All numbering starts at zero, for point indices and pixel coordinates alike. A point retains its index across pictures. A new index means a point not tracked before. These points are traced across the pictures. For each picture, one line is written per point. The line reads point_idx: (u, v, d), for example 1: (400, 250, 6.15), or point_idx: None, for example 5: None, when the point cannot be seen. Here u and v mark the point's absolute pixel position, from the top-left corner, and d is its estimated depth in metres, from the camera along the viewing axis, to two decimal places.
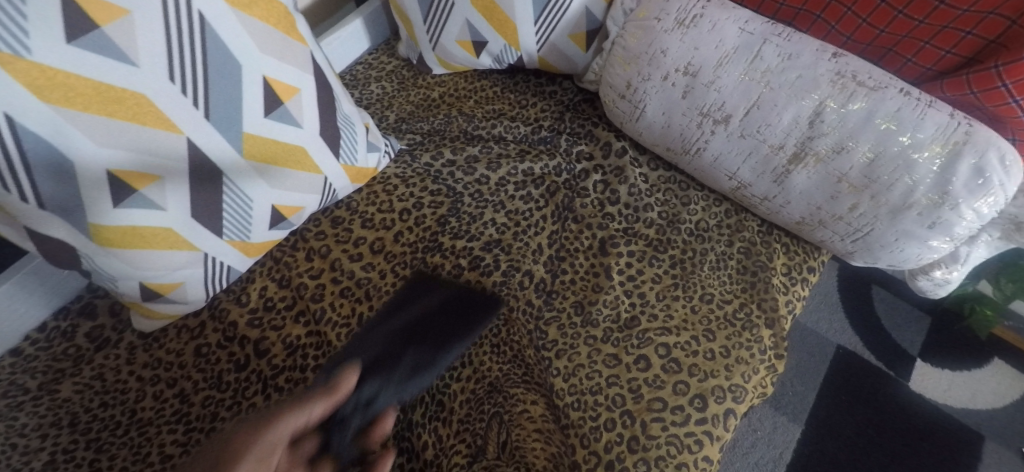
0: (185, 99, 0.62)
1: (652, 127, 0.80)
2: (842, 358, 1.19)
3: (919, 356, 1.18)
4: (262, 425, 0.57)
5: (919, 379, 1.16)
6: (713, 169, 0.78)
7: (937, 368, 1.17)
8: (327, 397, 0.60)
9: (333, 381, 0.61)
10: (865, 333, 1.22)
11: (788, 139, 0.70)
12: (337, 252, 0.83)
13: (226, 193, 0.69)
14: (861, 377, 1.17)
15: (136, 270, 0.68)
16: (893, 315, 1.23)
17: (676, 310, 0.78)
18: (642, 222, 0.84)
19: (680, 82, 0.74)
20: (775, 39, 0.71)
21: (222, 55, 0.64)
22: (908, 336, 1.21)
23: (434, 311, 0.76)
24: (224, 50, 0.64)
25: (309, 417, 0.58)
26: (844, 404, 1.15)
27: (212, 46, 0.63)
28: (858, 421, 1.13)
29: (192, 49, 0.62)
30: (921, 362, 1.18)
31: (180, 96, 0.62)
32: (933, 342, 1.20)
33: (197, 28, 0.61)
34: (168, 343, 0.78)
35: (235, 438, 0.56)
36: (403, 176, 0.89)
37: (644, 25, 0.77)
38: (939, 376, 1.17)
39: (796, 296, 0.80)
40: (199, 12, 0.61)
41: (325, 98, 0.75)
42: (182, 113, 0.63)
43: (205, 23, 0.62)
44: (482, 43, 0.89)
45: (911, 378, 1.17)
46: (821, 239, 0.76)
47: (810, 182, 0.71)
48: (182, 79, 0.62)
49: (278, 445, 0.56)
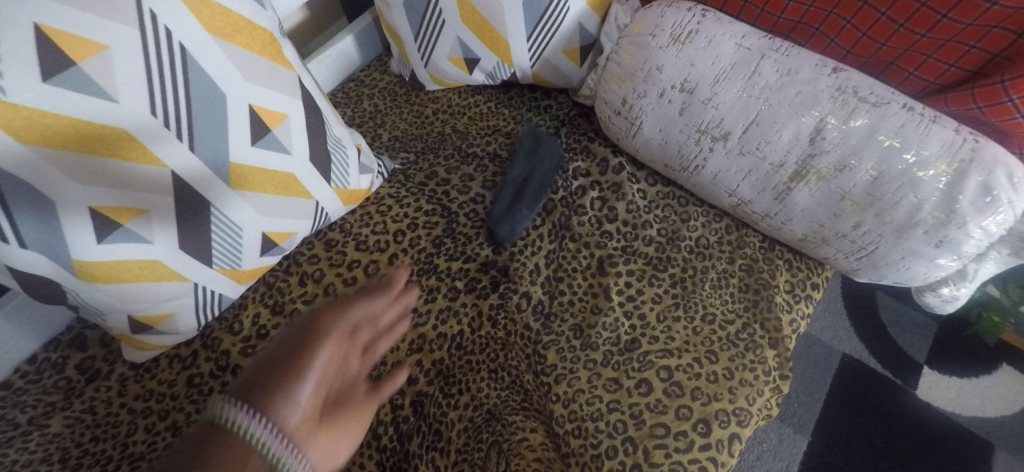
0: (168, 133, 0.61)
1: (649, 143, 0.78)
2: (847, 367, 1.17)
3: (926, 364, 1.16)
4: (339, 305, 0.56)
5: (926, 388, 1.14)
6: (713, 186, 0.76)
7: (944, 375, 1.15)
8: (392, 292, 0.62)
9: (391, 277, 0.62)
10: (870, 341, 1.20)
11: (788, 156, 0.68)
12: (331, 277, 0.81)
13: (215, 224, 0.68)
14: (867, 387, 1.15)
15: (124, 304, 0.67)
16: (898, 322, 1.21)
17: (677, 332, 0.76)
18: (641, 240, 0.82)
19: (677, 99, 0.73)
20: (773, 54, 0.69)
21: (205, 85, 0.62)
22: (914, 344, 1.19)
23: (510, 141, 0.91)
24: (207, 80, 0.62)
25: (378, 307, 0.60)
26: (851, 414, 1.13)
27: (194, 77, 0.61)
28: (865, 432, 1.11)
29: (174, 81, 0.60)
30: (928, 369, 1.16)
31: (162, 129, 0.61)
32: (940, 349, 1.18)
33: (178, 60, 0.60)
34: (159, 374, 0.77)
35: (317, 313, 0.55)
36: (396, 196, 0.87)
37: (638, 42, 0.75)
38: (947, 384, 1.15)
39: (800, 314, 0.79)
40: (179, 42, 0.60)
41: (313, 122, 0.74)
42: (166, 147, 0.61)
43: (186, 53, 0.61)
44: (474, 60, 0.87)
45: (919, 387, 1.15)
46: (826, 256, 0.74)
47: (813, 200, 0.69)
48: (164, 112, 0.60)
49: (353, 324, 0.56)
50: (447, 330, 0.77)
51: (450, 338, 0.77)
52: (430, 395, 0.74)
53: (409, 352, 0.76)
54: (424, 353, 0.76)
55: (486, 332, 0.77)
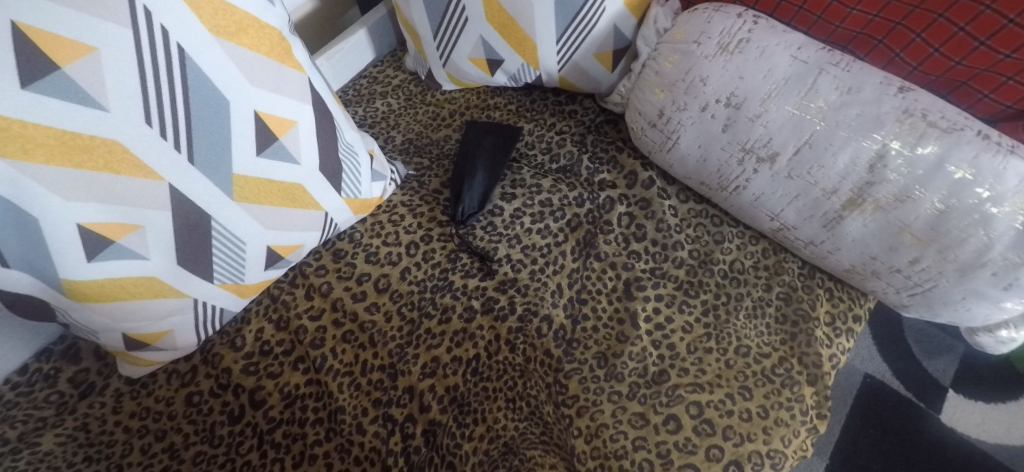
0: (165, 143, 0.56)
1: (685, 160, 0.72)
2: (869, 388, 1.12)
3: (953, 388, 1.10)
4: None
5: (951, 412, 1.08)
6: (754, 209, 0.71)
7: (970, 400, 1.09)
8: None
9: None
10: (895, 362, 1.14)
11: (843, 183, 0.63)
12: (339, 291, 0.76)
13: (215, 238, 0.63)
14: (890, 409, 1.09)
15: (118, 324, 0.62)
16: (925, 343, 1.15)
17: (709, 365, 0.71)
18: (671, 261, 0.77)
19: (721, 114, 0.67)
20: (833, 69, 0.62)
21: (207, 91, 0.57)
22: (941, 366, 1.12)
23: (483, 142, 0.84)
24: (208, 85, 0.57)
25: None
26: (872, 437, 1.07)
27: (193, 82, 0.56)
28: (888, 457, 1.05)
29: (171, 87, 0.55)
30: (954, 393, 1.10)
31: (158, 139, 0.55)
32: (967, 372, 1.11)
33: (176, 63, 0.55)
34: (157, 390, 0.73)
35: None
36: (410, 205, 0.82)
37: (681, 49, 0.69)
38: (973, 409, 1.08)
39: (840, 349, 0.73)
40: (177, 43, 0.54)
41: (325, 128, 0.68)
42: (161, 158, 0.56)
43: (184, 55, 0.55)
44: (498, 62, 0.81)
45: (944, 411, 1.08)
46: (872, 289, 0.69)
47: (866, 230, 0.63)
48: (160, 120, 0.55)
49: None
50: (462, 353, 0.72)
51: (466, 362, 0.72)
52: (444, 425, 0.69)
53: (421, 376, 0.71)
54: (437, 377, 0.71)
55: (504, 357, 0.72)
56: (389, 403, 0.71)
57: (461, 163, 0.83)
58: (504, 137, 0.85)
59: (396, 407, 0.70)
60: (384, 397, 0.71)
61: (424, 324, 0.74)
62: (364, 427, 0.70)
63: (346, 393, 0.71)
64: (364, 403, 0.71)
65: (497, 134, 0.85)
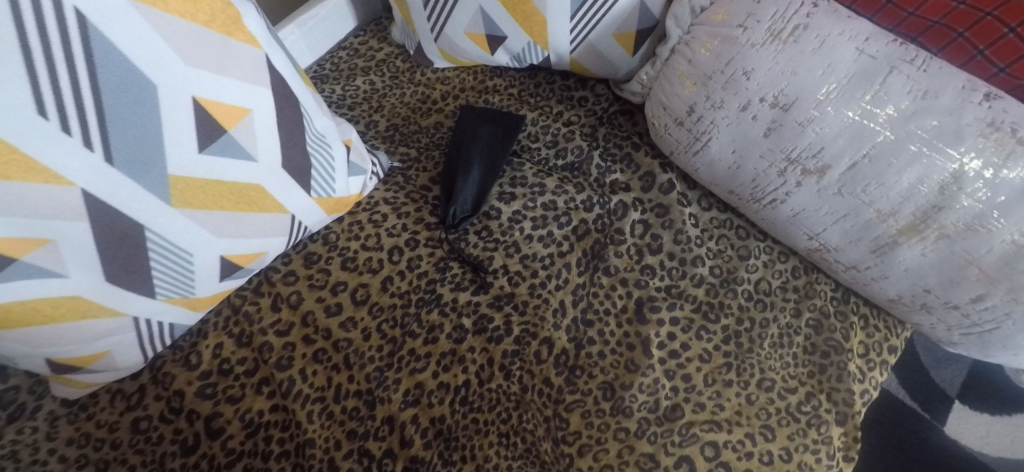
0: (70, 140, 0.45)
1: (714, 165, 0.62)
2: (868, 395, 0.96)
3: (958, 398, 0.93)
4: None
5: (955, 425, 0.91)
6: (790, 225, 0.61)
7: (976, 412, 0.92)
8: None
9: None
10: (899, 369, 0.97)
11: (904, 205, 0.53)
12: (311, 303, 0.67)
13: (153, 250, 0.52)
14: (891, 418, 0.92)
15: (38, 348, 0.52)
16: (932, 351, 0.99)
17: (728, 400, 0.62)
18: (689, 279, 0.67)
19: (765, 115, 0.57)
20: (906, 67, 0.51)
21: (125, 72, 0.45)
22: (946, 374, 0.96)
23: (478, 133, 0.73)
24: (124, 65, 0.45)
25: None
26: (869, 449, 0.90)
27: (103, 61, 0.44)
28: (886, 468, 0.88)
29: (71, 69, 0.43)
30: (960, 404, 0.93)
31: (62, 135, 0.44)
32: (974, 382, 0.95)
33: (77, 38, 0.43)
34: (98, 414, 0.63)
35: None
36: (393, 202, 0.72)
37: (720, 33, 0.59)
38: (978, 420, 0.92)
39: (873, 384, 0.64)
40: (74, 8, 0.42)
41: (288, 117, 0.57)
42: (69, 158, 0.45)
43: (87, 27, 0.43)
44: (499, 39, 0.70)
45: (947, 422, 0.92)
46: (916, 322, 0.61)
47: (924, 259, 0.54)
48: (62, 112, 0.44)
49: None
50: (449, 379, 0.63)
51: (454, 389, 0.63)
52: (427, 462, 0.60)
53: (403, 405, 0.62)
54: (421, 407, 0.62)
55: (498, 385, 0.63)
56: (365, 436, 0.61)
57: (452, 158, 0.73)
58: (503, 129, 0.74)
59: (373, 440, 0.61)
60: (359, 429, 0.61)
61: (407, 343, 0.65)
62: (336, 463, 0.60)
63: (316, 423, 0.62)
64: (336, 435, 0.61)
65: (496, 125, 0.74)
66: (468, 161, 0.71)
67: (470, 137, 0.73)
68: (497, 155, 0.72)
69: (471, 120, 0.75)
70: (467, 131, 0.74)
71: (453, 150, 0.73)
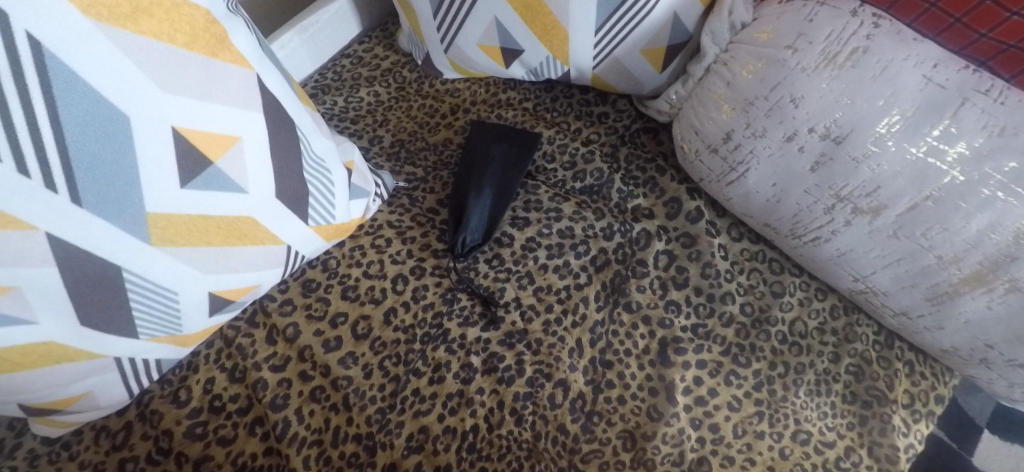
0: (29, 181, 0.40)
1: (752, 197, 0.57)
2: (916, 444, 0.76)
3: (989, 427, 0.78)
4: None
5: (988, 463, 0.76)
6: (834, 265, 0.55)
7: (1008, 442, 0.77)
8: None
9: None
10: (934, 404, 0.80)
11: (969, 253, 0.47)
12: (309, 336, 0.62)
13: (132, 292, 0.48)
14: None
15: (9, 396, 0.48)
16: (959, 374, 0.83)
17: (760, 453, 0.56)
18: (718, 318, 0.62)
19: (813, 147, 0.51)
20: (980, 99, 0.45)
21: (91, 104, 0.40)
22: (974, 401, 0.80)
23: (491, 150, 0.68)
24: (90, 96, 0.40)
25: None
26: None
27: (65, 92, 0.39)
28: None
29: (28, 101, 0.38)
30: (989, 435, 0.78)
31: (18, 177, 0.39)
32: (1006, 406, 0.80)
33: (32, 68, 0.38)
34: (82, 454, 0.57)
35: None
36: (398, 226, 0.67)
37: (764, 55, 0.53)
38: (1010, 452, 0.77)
39: (918, 437, 0.58)
40: (26, 32, 0.37)
41: (282, 143, 0.51)
42: (29, 201, 0.40)
43: (44, 54, 0.38)
44: (516, 52, 0.65)
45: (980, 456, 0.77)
46: (971, 374, 0.55)
47: (990, 313, 0.48)
48: (18, 150, 0.39)
49: None
50: (456, 423, 0.58)
51: (461, 435, 0.57)
52: None
53: (406, 452, 0.57)
54: (425, 454, 0.57)
55: (508, 431, 0.57)
56: None
57: (462, 176, 0.67)
58: (518, 147, 0.69)
59: None
60: None
61: (411, 382, 0.60)
62: None
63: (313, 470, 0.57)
64: None
65: (511, 143, 0.69)
66: (479, 179, 0.66)
67: (482, 154, 0.68)
68: (510, 176, 0.67)
69: (483, 135, 0.70)
70: (479, 147, 0.69)
71: (464, 167, 0.68)
